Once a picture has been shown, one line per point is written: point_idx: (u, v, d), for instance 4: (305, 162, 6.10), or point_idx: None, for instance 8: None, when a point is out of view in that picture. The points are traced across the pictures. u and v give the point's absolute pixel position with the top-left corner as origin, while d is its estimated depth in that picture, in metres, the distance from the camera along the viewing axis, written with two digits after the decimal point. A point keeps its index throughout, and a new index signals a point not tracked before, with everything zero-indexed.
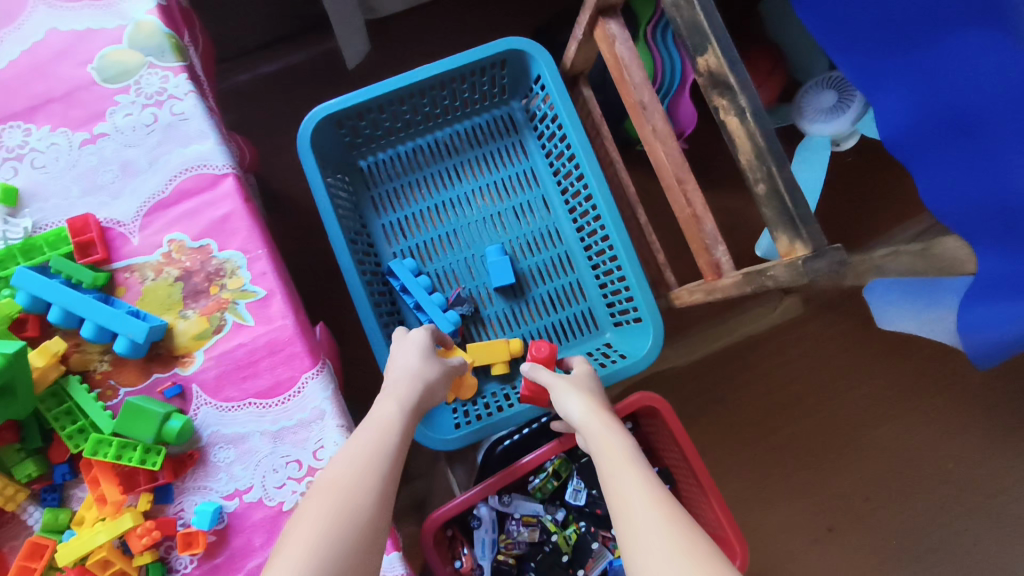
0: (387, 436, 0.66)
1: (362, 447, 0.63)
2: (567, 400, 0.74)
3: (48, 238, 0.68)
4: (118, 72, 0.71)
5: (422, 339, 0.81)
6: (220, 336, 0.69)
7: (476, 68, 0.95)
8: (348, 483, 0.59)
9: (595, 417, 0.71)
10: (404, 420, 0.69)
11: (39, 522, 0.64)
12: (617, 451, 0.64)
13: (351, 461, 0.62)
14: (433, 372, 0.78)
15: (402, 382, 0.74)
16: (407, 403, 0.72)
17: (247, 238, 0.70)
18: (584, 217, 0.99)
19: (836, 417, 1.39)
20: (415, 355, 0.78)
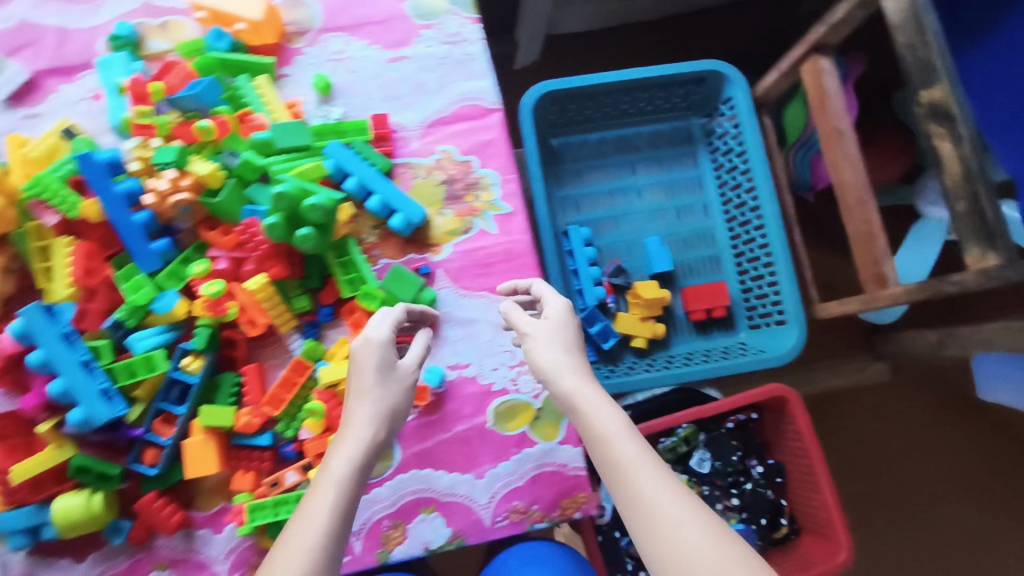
0: (331, 516, 0.55)
1: (306, 525, 0.54)
2: (554, 380, 0.63)
3: (354, 125, 0.80)
4: (427, 11, 0.86)
5: (377, 351, 0.64)
6: (467, 237, 0.82)
7: (680, 80, 1.09)
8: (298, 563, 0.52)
9: (587, 394, 0.61)
10: (356, 476, 0.58)
11: (299, 349, 0.77)
12: (626, 451, 0.56)
13: (298, 538, 0.53)
14: (397, 399, 0.64)
15: (345, 428, 0.61)
16: (355, 468, 0.58)
17: (504, 162, 0.84)
18: (742, 227, 1.11)
19: (925, 493, 1.32)
20: (370, 378, 0.63)
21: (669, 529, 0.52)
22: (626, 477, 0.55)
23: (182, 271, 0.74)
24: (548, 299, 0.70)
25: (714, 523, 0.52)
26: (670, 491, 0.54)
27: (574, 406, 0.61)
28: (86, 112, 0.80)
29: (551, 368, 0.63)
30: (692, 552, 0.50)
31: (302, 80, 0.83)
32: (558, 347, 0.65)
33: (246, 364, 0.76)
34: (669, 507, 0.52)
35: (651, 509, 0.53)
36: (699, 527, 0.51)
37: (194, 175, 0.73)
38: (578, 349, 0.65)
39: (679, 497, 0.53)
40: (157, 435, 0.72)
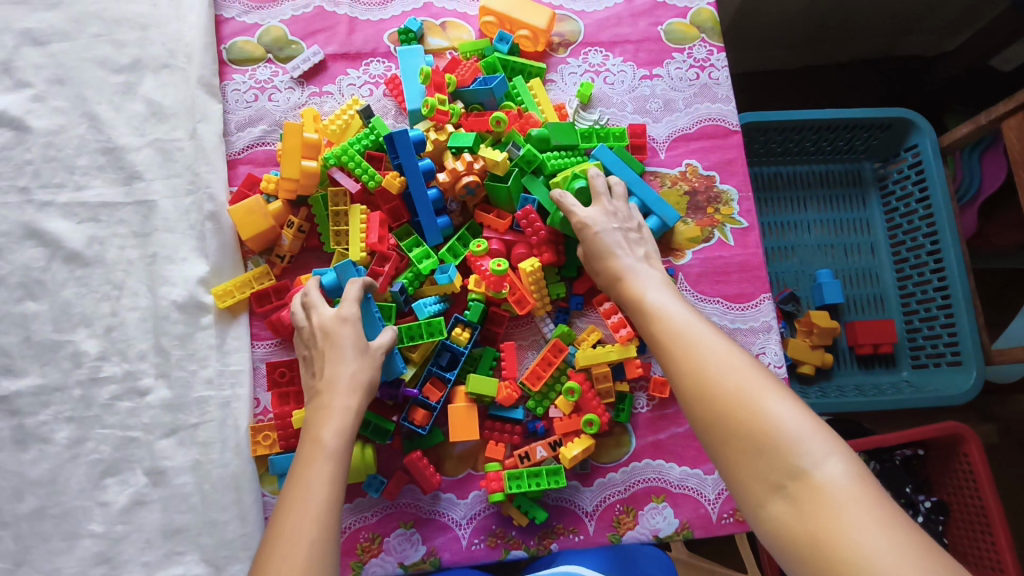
0: (321, 478, 0.55)
1: (311, 488, 0.54)
2: (603, 263, 0.71)
3: (615, 132, 0.87)
4: (679, 37, 0.94)
5: (352, 334, 0.67)
6: (708, 245, 0.87)
7: (868, 124, 1.15)
8: (312, 517, 0.52)
9: (633, 274, 0.68)
10: (344, 445, 0.59)
11: (552, 332, 0.81)
12: (662, 310, 0.62)
13: (300, 496, 0.54)
14: (369, 375, 0.66)
15: (329, 398, 0.62)
16: (339, 437, 0.59)
17: (742, 181, 0.90)
18: (914, 268, 1.16)
19: None
20: (347, 357, 0.66)
21: (691, 357, 0.55)
22: (656, 329, 0.60)
23: (459, 248, 0.80)
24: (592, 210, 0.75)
25: (738, 354, 0.55)
26: (700, 333, 0.58)
27: (623, 281, 0.68)
28: (370, 95, 0.89)
29: (599, 256, 0.71)
30: (707, 371, 0.53)
31: (566, 87, 0.91)
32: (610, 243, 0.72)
33: (503, 341, 0.80)
34: (694, 342, 0.56)
35: (679, 348, 0.57)
36: (720, 355, 0.54)
37: (486, 160, 0.79)
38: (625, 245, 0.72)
39: (706, 332, 0.57)
40: (427, 398, 0.75)
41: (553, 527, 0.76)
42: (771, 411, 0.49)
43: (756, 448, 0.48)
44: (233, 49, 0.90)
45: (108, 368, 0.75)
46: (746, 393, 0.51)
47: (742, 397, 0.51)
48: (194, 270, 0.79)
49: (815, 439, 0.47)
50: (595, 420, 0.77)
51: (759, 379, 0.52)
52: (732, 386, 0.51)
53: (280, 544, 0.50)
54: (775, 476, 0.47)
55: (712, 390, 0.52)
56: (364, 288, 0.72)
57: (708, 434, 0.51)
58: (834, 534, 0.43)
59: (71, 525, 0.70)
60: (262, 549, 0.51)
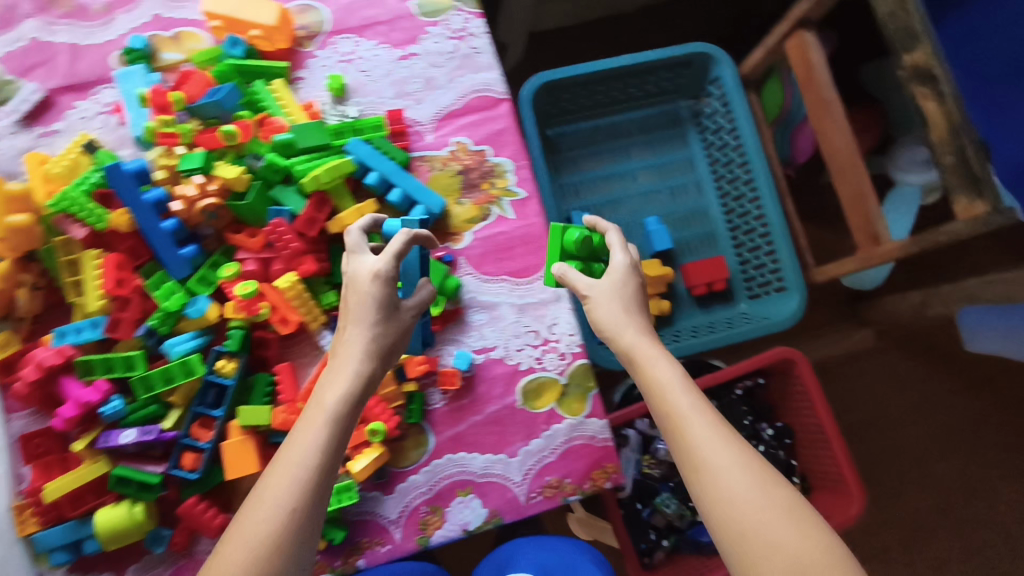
0: (307, 458, 0.58)
1: (303, 454, 0.58)
2: (606, 326, 0.68)
3: (370, 122, 0.82)
4: (433, 9, 0.89)
5: (379, 290, 0.65)
6: (486, 223, 0.84)
7: (668, 65, 1.13)
8: (289, 498, 0.56)
9: (642, 344, 0.66)
10: (346, 415, 0.61)
11: (330, 344, 0.78)
12: (680, 403, 0.61)
13: (284, 472, 0.57)
14: (383, 344, 0.65)
15: (337, 364, 0.63)
16: (340, 413, 0.61)
17: (516, 150, 0.87)
18: (736, 201, 1.17)
19: (893, 452, 1.46)
20: (369, 317, 0.64)
21: (715, 474, 0.57)
22: (677, 422, 0.60)
23: (212, 276, 0.76)
24: (613, 253, 0.72)
25: (760, 467, 0.57)
26: (719, 439, 0.58)
27: (635, 353, 0.66)
28: (104, 126, 0.82)
29: (614, 323, 0.68)
30: (731, 495, 0.56)
31: (316, 82, 0.85)
32: (621, 307, 0.68)
33: (279, 363, 0.77)
34: (719, 456, 0.57)
35: (704, 468, 0.57)
36: (744, 471, 0.57)
37: (220, 179, 0.74)
38: (637, 309, 0.69)
39: (726, 442, 0.58)
40: (195, 439, 0.72)
41: (358, 543, 0.75)
42: (790, 541, 0.53)
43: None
44: None
45: None
46: (780, 531, 0.53)
47: (772, 535, 0.54)
48: None
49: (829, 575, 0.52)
50: (381, 428, 0.75)
51: (787, 505, 0.55)
52: (759, 525, 0.54)
53: (253, 520, 0.55)
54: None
55: (743, 520, 0.55)
56: (411, 239, 0.67)
57: (732, 551, 0.55)
58: None
59: None
60: (241, 512, 0.56)
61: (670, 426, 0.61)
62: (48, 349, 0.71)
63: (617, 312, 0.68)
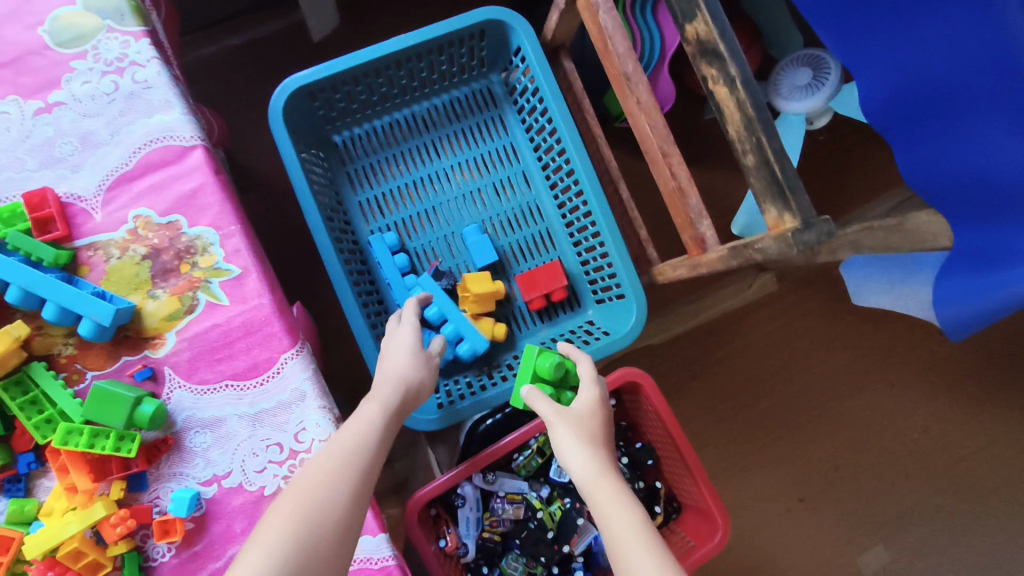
0: (366, 432, 0.60)
1: (356, 430, 0.60)
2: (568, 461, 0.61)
3: (5, 214, 0.64)
4: (74, 36, 0.67)
5: (411, 335, 0.74)
6: (193, 317, 0.66)
7: (454, 40, 0.92)
8: (350, 460, 0.57)
9: (602, 483, 0.58)
10: (393, 417, 0.64)
11: (4, 514, 0.62)
12: (636, 551, 0.52)
13: (343, 439, 0.59)
14: (423, 373, 0.71)
15: (385, 374, 0.68)
16: (393, 403, 0.65)
17: (218, 214, 0.67)
18: (565, 192, 0.98)
19: (801, 399, 1.36)
20: (405, 354, 0.71)
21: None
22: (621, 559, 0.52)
23: None
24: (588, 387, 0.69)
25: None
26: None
27: (591, 487, 0.58)
28: None
29: (571, 457, 0.61)
30: None
31: None
32: (580, 441, 0.62)
33: None
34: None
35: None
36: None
37: None
38: (604, 449, 0.62)
39: None
40: None
41: None
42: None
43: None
44: None
45: None
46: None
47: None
48: None
49: None
50: None
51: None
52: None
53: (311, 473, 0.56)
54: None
55: None
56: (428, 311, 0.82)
57: None
58: None
59: None
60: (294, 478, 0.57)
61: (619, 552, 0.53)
62: None
63: (579, 441, 0.62)
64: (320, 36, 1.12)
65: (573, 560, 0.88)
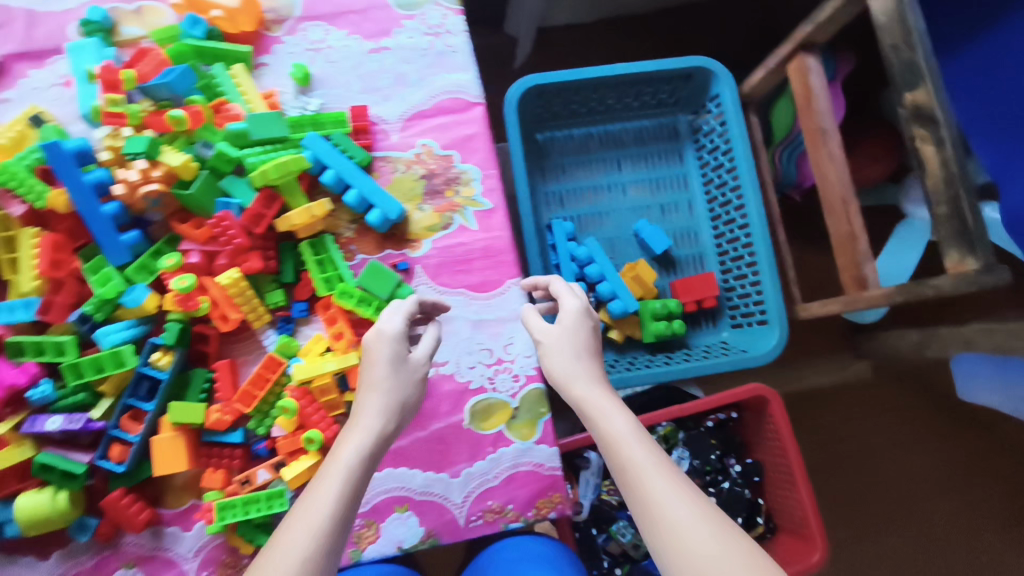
0: (331, 507, 0.53)
1: (314, 511, 0.53)
2: (580, 396, 0.61)
3: (332, 117, 0.79)
4: (409, 1, 0.84)
5: (390, 347, 0.65)
6: (447, 232, 0.80)
7: (666, 77, 1.08)
8: (309, 542, 0.51)
9: (595, 392, 0.61)
10: (362, 472, 0.57)
11: (273, 345, 0.76)
12: (638, 453, 0.55)
13: (305, 512, 0.53)
14: (408, 397, 0.64)
15: (358, 417, 0.61)
16: (366, 454, 0.58)
17: (485, 158, 0.83)
18: (726, 224, 1.11)
19: (879, 484, 1.40)
20: (386, 372, 0.64)
21: (685, 555, 0.49)
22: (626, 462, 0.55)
23: (153, 265, 0.73)
24: (565, 300, 0.70)
25: (727, 539, 0.49)
26: (694, 510, 0.51)
27: (587, 406, 0.60)
28: (56, 98, 0.78)
29: (566, 371, 0.63)
30: (685, 539, 0.49)
31: (280, 70, 0.81)
32: (574, 353, 0.65)
33: (218, 359, 0.75)
34: (685, 541, 0.49)
35: (665, 527, 0.51)
36: (711, 544, 0.49)
37: (166, 166, 0.71)
38: (592, 357, 0.65)
39: (683, 491, 0.52)
40: (124, 432, 0.70)
41: None
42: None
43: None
44: None
45: None
46: None
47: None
48: None
49: None
50: (318, 437, 0.73)
51: (751, 560, 0.48)
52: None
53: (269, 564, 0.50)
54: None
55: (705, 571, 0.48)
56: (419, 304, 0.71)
57: None
58: None
59: None
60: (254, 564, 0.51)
61: (617, 449, 0.56)
62: None
63: (574, 355, 0.64)
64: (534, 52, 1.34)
65: None
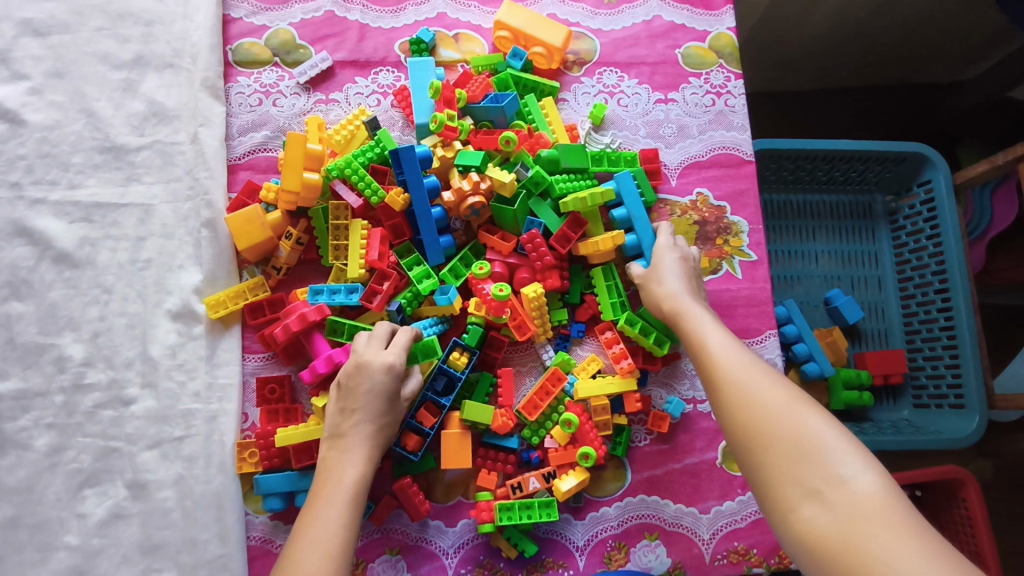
0: (336, 526, 0.57)
1: (321, 531, 0.56)
2: (681, 313, 0.69)
3: (626, 157, 0.85)
4: (697, 62, 0.92)
5: (379, 378, 0.66)
6: (715, 277, 0.85)
7: (883, 157, 1.13)
8: (327, 554, 0.54)
9: (684, 302, 0.70)
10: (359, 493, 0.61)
11: (551, 360, 0.79)
12: (711, 336, 0.64)
13: (314, 532, 0.56)
14: (391, 425, 0.67)
15: (351, 445, 0.64)
16: (358, 487, 0.61)
17: (754, 213, 0.88)
18: (920, 305, 1.14)
19: None
20: (374, 401, 0.66)
21: (747, 403, 0.55)
22: (699, 350, 0.63)
23: (461, 269, 0.78)
24: (661, 238, 0.78)
25: (790, 394, 0.54)
26: (758, 377, 0.57)
27: (675, 309, 0.70)
28: (377, 105, 0.87)
29: (666, 287, 0.73)
30: (743, 390, 0.56)
31: (579, 107, 0.89)
32: (672, 276, 0.74)
33: (501, 366, 0.78)
34: (746, 394, 0.55)
35: (723, 381, 0.58)
36: (775, 395, 0.54)
37: (493, 180, 0.77)
38: (689, 282, 0.73)
39: (749, 363, 0.59)
40: (419, 423, 0.73)
41: (543, 561, 0.75)
42: (812, 429, 0.50)
43: (799, 467, 0.49)
44: (239, 50, 0.88)
45: (92, 375, 0.72)
46: (788, 421, 0.52)
47: (799, 430, 0.51)
48: (189, 279, 0.77)
49: (853, 463, 0.48)
50: (591, 453, 0.75)
51: (800, 402, 0.53)
52: (790, 426, 0.51)
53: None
54: (810, 484, 0.48)
55: (755, 408, 0.54)
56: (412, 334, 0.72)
57: (746, 451, 0.53)
58: (866, 540, 0.43)
59: (47, 537, 0.68)
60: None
61: (693, 338, 0.65)
62: (305, 305, 0.73)
63: (672, 274, 0.74)
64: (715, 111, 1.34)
65: None
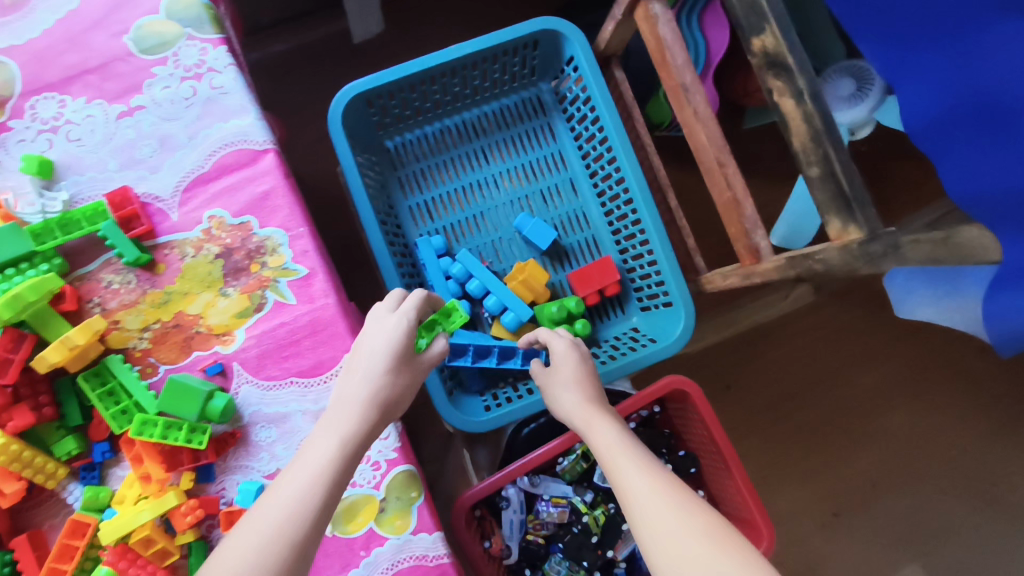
0: (319, 467, 0.54)
1: (295, 483, 0.53)
2: (588, 427, 0.66)
3: (88, 211, 0.65)
4: (156, 43, 0.68)
5: (392, 333, 0.63)
6: (261, 315, 0.67)
7: (509, 49, 0.94)
8: (293, 510, 0.51)
9: (591, 407, 0.69)
10: (348, 456, 0.56)
11: (78, 501, 0.64)
12: (616, 449, 0.61)
13: (292, 475, 0.54)
14: (398, 390, 0.62)
15: (352, 389, 0.60)
16: (354, 441, 0.57)
17: (288, 215, 0.68)
18: (614, 202, 0.99)
19: (843, 412, 1.30)
20: (380, 358, 0.62)
21: (660, 535, 0.51)
22: (603, 458, 0.61)
23: None
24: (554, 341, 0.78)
25: (704, 525, 0.50)
26: (661, 500, 0.53)
27: (578, 417, 0.68)
28: None
29: (560, 395, 0.72)
30: (644, 509, 0.53)
31: (14, 165, 0.66)
32: (569, 382, 0.72)
33: (13, 538, 0.63)
34: (659, 519, 0.51)
35: (629, 501, 0.55)
36: (681, 520, 0.51)
37: None
38: (589, 387, 0.72)
39: (652, 477, 0.56)
40: None
41: None
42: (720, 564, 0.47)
43: None
44: None
45: None
46: (699, 548, 0.49)
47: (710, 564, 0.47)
48: None
49: None
50: None
51: (709, 529, 0.50)
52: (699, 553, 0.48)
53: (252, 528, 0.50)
54: None
55: (663, 533, 0.51)
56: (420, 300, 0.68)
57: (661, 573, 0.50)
58: None
59: None
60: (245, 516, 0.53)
61: (597, 447, 0.63)
62: None
63: (567, 381, 0.72)
64: (360, 38, 1.15)
65: (616, 564, 0.92)
